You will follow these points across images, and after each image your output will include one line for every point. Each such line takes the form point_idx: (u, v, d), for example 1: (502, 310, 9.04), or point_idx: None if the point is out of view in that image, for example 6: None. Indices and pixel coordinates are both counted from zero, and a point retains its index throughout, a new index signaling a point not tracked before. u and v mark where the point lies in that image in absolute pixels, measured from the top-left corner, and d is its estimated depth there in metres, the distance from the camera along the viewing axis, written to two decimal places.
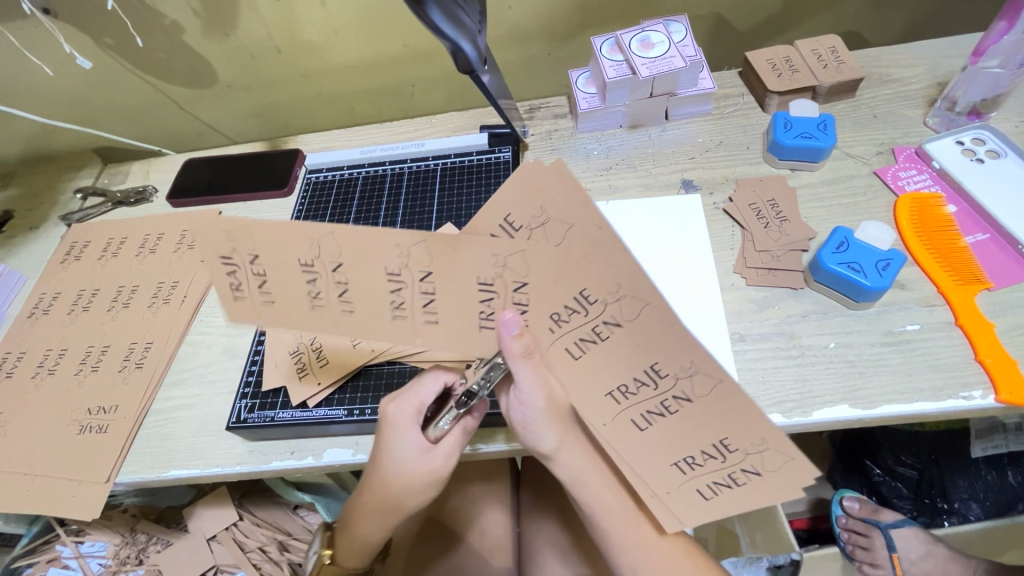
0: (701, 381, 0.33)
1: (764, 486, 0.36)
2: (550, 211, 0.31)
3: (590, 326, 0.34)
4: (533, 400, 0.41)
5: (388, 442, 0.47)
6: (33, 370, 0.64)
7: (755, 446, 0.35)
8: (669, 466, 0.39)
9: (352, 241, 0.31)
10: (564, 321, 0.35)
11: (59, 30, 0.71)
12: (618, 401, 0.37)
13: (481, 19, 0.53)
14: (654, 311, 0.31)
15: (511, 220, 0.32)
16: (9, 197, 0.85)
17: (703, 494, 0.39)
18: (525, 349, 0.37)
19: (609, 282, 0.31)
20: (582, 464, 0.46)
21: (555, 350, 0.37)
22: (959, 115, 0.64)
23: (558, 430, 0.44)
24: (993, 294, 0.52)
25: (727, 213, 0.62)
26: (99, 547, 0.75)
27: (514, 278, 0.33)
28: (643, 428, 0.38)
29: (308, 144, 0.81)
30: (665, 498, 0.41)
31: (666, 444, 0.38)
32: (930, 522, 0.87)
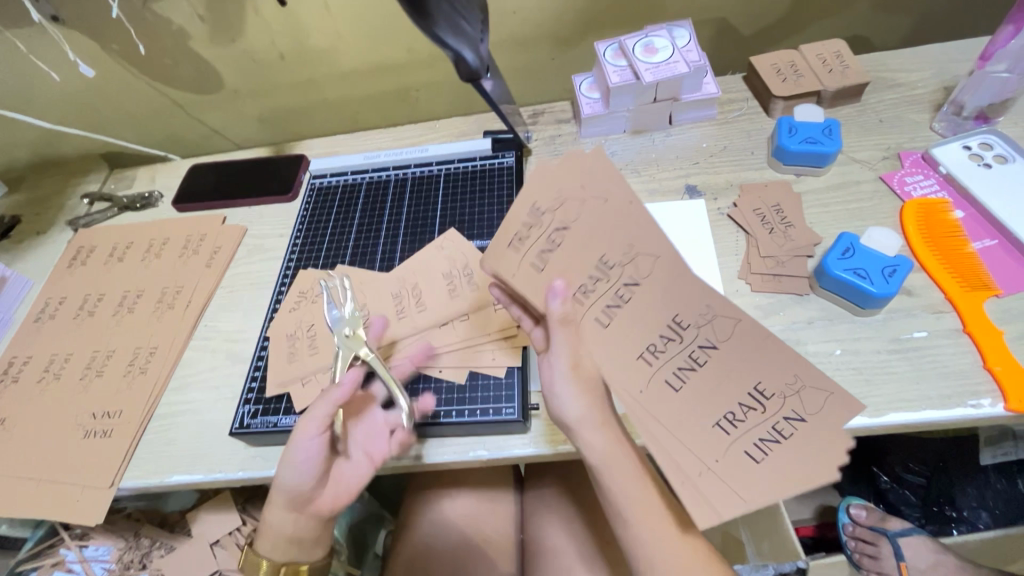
0: (719, 323, 0.39)
1: (813, 441, 0.37)
2: (586, 188, 0.41)
3: (614, 288, 0.41)
4: (561, 359, 0.43)
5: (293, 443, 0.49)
6: (39, 375, 0.65)
7: (786, 385, 0.38)
8: (707, 429, 0.39)
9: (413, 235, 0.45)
10: (592, 289, 0.42)
11: (66, 36, 0.72)
12: (648, 361, 0.40)
13: (484, 28, 0.54)
14: (663, 263, 0.40)
15: (536, 205, 0.43)
16: (17, 202, 0.86)
17: (752, 458, 0.38)
18: (565, 314, 0.42)
19: (625, 241, 0.41)
20: (612, 449, 0.44)
21: (588, 322, 0.42)
22: (966, 119, 0.64)
23: (591, 401, 0.44)
24: (1001, 301, 0.52)
25: (732, 219, 0.62)
26: (103, 551, 0.76)
27: (560, 221, 0.43)
28: (677, 389, 0.40)
29: (313, 150, 0.82)
30: (700, 478, 0.38)
31: (701, 406, 0.39)
32: (939, 530, 0.85)
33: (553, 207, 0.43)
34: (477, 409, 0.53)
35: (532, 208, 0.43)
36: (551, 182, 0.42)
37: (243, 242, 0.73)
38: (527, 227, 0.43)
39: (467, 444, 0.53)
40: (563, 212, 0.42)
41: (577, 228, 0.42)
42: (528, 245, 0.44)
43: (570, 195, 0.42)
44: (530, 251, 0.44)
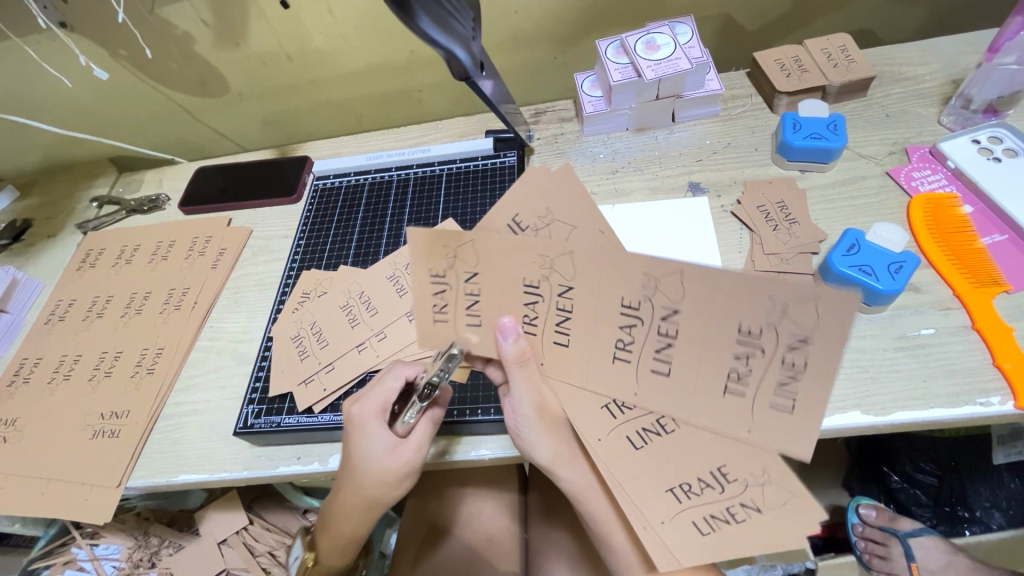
0: (668, 286, 0.34)
1: (772, 491, 0.37)
2: (553, 212, 0.39)
3: (555, 306, 0.38)
4: (523, 407, 0.43)
5: (355, 444, 0.47)
6: (49, 375, 0.66)
7: (751, 472, 0.37)
8: (665, 492, 0.39)
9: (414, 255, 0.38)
10: (537, 318, 0.39)
11: (73, 42, 0.73)
12: (613, 415, 0.40)
13: (475, 26, 0.54)
14: (580, 257, 0.36)
15: (519, 219, 0.39)
16: (27, 206, 0.87)
17: (701, 529, 0.39)
18: (519, 356, 0.40)
19: (537, 258, 0.36)
20: (586, 477, 0.45)
21: (547, 352, 0.40)
22: (975, 113, 0.63)
23: (551, 439, 0.45)
24: (1011, 297, 0.51)
25: (735, 216, 0.61)
26: (113, 549, 0.77)
27: (465, 270, 0.38)
28: (638, 444, 0.40)
29: (317, 151, 0.82)
30: (660, 529, 0.39)
31: (666, 463, 0.39)
32: (950, 531, 0.84)
33: (450, 265, 0.38)
34: (478, 407, 0.53)
35: (446, 249, 0.37)
36: (513, 205, 0.39)
37: (248, 244, 0.74)
38: (439, 295, 0.39)
39: (468, 444, 0.53)
40: (462, 263, 0.37)
41: (514, 257, 0.37)
42: (452, 310, 0.39)
43: (559, 211, 0.39)
44: (458, 314, 0.39)
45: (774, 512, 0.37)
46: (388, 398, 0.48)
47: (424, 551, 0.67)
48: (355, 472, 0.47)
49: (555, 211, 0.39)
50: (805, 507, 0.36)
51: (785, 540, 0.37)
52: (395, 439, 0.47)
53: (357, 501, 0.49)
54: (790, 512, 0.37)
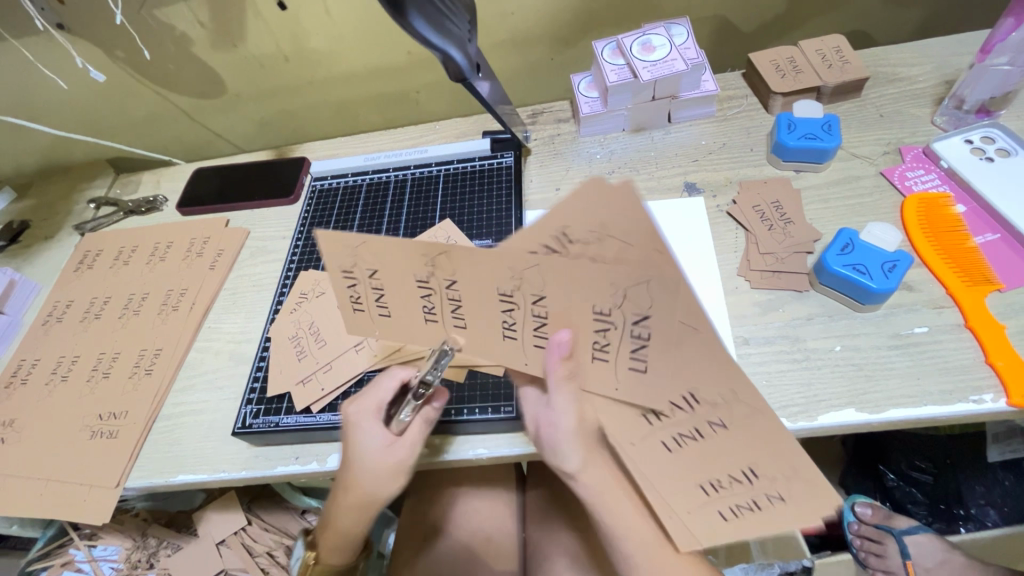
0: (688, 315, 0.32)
1: (798, 486, 0.37)
2: (609, 227, 0.31)
3: (629, 333, 0.35)
4: (563, 419, 0.42)
5: (354, 440, 0.48)
6: (47, 376, 0.66)
7: (782, 471, 0.37)
8: (694, 486, 0.40)
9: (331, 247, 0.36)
10: (608, 344, 0.36)
11: (72, 43, 0.73)
12: (651, 423, 0.39)
13: (471, 28, 0.54)
14: (659, 289, 0.32)
15: (568, 234, 0.32)
16: (24, 208, 0.87)
17: (724, 516, 0.39)
18: (567, 372, 0.39)
19: (608, 286, 0.33)
20: (608, 478, 0.46)
21: (593, 365, 0.38)
22: (967, 113, 0.63)
23: (585, 447, 0.44)
24: (1004, 295, 0.51)
25: (730, 215, 0.62)
26: (111, 550, 0.77)
27: (532, 293, 0.35)
28: (670, 450, 0.39)
29: (315, 152, 0.82)
30: (685, 517, 0.41)
31: (699, 463, 0.39)
32: (946, 529, 0.83)
33: (355, 262, 0.37)
34: (477, 407, 0.53)
35: (510, 272, 0.34)
36: (563, 216, 0.32)
37: (246, 244, 0.74)
38: (351, 290, 0.39)
39: (465, 442, 0.53)
40: (363, 262, 0.37)
41: (489, 267, 0.34)
42: (519, 328, 0.38)
43: (616, 231, 0.31)
44: (526, 334, 0.38)
45: (797, 503, 0.37)
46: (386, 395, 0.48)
47: (422, 551, 0.67)
48: (350, 467, 0.48)
49: (612, 226, 0.31)
50: (826, 504, 0.36)
51: (802, 525, 0.38)
52: (391, 437, 0.47)
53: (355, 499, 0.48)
54: (817, 506, 0.37)
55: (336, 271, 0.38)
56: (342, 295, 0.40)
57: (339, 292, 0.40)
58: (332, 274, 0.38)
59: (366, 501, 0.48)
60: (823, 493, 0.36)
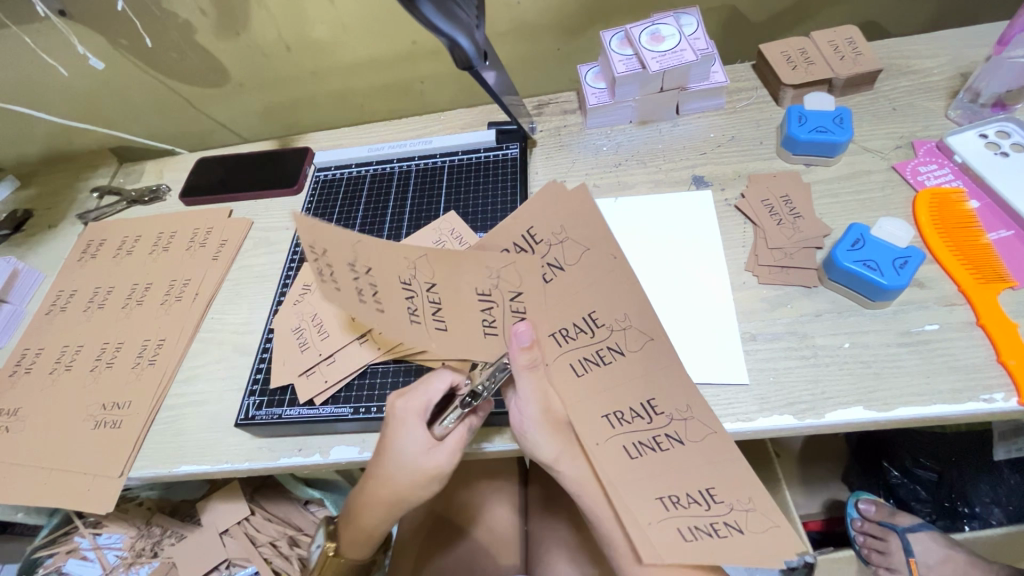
0: (632, 333, 0.38)
1: (754, 518, 0.38)
2: (568, 230, 0.37)
3: (597, 347, 0.40)
4: (528, 407, 0.44)
5: (394, 438, 0.47)
6: (51, 366, 0.66)
7: (738, 498, 0.38)
8: (654, 499, 0.40)
9: (268, 248, 0.39)
10: (573, 336, 0.40)
11: (73, 30, 0.72)
12: (613, 423, 0.40)
13: (480, 15, 0.53)
14: (587, 283, 0.38)
15: (533, 234, 0.37)
16: (27, 197, 0.87)
17: (684, 536, 0.39)
18: (530, 361, 0.41)
19: (584, 307, 0.39)
20: (584, 476, 0.45)
21: (559, 366, 0.41)
22: (983, 107, 0.62)
23: (556, 440, 0.45)
24: (1016, 293, 0.50)
25: (739, 210, 0.61)
26: (116, 538, 0.78)
27: (509, 290, 0.39)
28: (634, 454, 0.40)
29: (318, 143, 0.82)
30: (647, 528, 0.40)
31: (661, 473, 0.40)
32: (950, 526, 0.85)
33: None
34: None
35: (488, 271, 0.38)
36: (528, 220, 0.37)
37: (249, 235, 0.74)
38: None
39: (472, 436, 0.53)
40: (353, 260, 0.39)
41: (467, 266, 0.38)
42: (500, 326, 0.41)
43: (575, 231, 0.37)
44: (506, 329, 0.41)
45: (754, 536, 0.38)
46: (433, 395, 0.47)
47: (424, 544, 0.67)
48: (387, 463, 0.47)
49: (571, 230, 0.37)
50: (784, 538, 0.37)
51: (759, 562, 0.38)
52: (432, 440, 0.47)
53: (376, 492, 0.49)
54: (768, 539, 0.37)
55: None
56: None
57: None
58: None
59: (394, 500, 0.49)
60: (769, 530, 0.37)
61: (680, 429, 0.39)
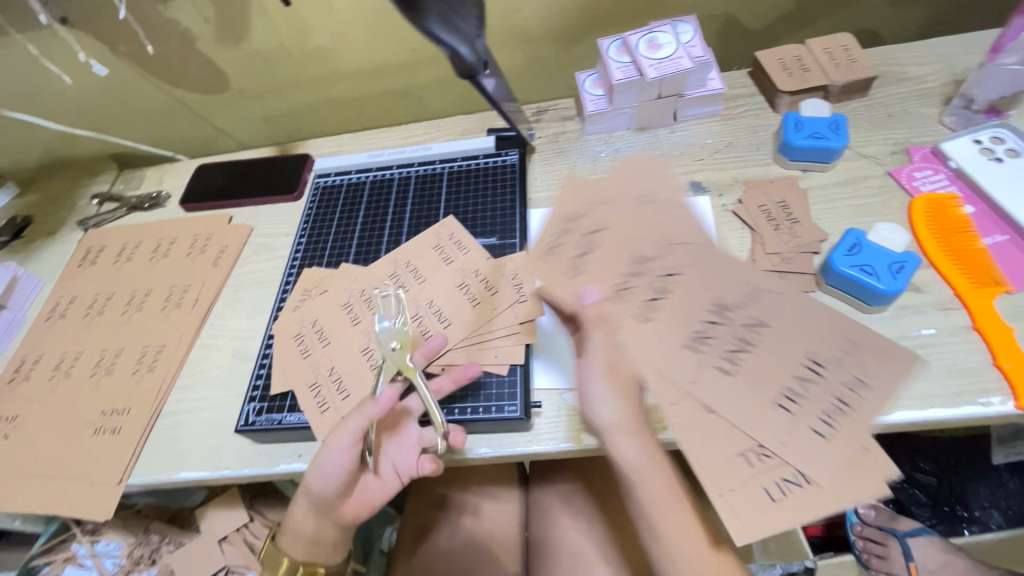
0: (775, 305, 0.51)
1: (836, 450, 0.46)
2: (642, 190, 0.55)
3: (656, 280, 0.52)
4: (591, 366, 0.48)
5: (325, 461, 0.49)
6: (50, 372, 0.66)
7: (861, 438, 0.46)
8: (736, 455, 0.47)
9: (293, 298, 0.64)
10: (662, 298, 0.51)
11: (75, 38, 0.73)
12: (690, 377, 0.49)
13: (480, 23, 0.53)
14: (619, 233, 0.53)
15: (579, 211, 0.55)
16: (27, 203, 0.87)
17: (772, 496, 0.45)
18: (600, 314, 0.50)
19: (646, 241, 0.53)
20: (639, 456, 0.46)
21: (627, 322, 0.51)
22: (976, 113, 0.63)
23: (621, 407, 0.47)
24: (1012, 297, 0.51)
25: (736, 215, 0.61)
26: (113, 546, 0.77)
27: (579, 234, 0.54)
28: (709, 410, 0.48)
29: (318, 149, 0.82)
30: (728, 499, 0.45)
31: (737, 433, 0.47)
32: (949, 531, 0.83)
33: (300, 311, 0.63)
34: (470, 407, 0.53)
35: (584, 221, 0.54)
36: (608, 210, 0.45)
37: (249, 241, 0.74)
38: (298, 343, 0.60)
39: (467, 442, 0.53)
40: (358, 279, 0.63)
41: (439, 243, 0.64)
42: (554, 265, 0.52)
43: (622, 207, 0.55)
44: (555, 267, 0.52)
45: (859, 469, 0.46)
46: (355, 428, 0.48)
47: (423, 550, 0.67)
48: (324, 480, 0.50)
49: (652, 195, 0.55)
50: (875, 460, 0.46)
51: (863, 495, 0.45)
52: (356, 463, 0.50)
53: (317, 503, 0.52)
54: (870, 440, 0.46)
55: (289, 337, 0.61)
56: (297, 352, 0.60)
57: (295, 352, 0.60)
58: (286, 341, 0.61)
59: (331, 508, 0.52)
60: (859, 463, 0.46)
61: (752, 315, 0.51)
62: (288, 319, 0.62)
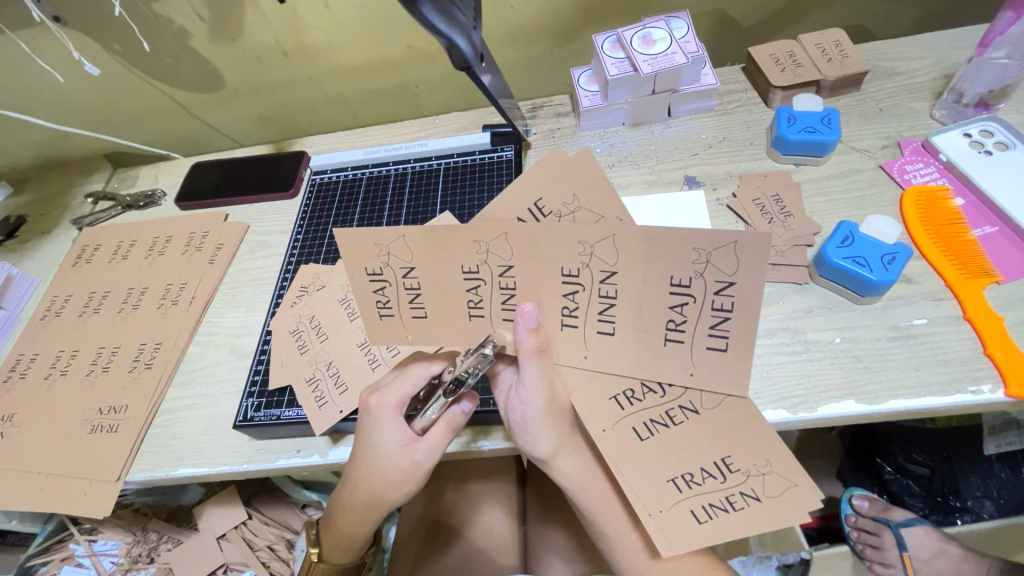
0: (721, 258, 0.35)
1: (770, 481, 0.40)
2: (579, 199, 0.40)
3: (497, 286, 0.40)
4: (533, 399, 0.42)
5: (371, 436, 0.47)
6: (46, 371, 0.65)
7: (754, 462, 0.40)
8: (667, 481, 0.41)
9: (291, 297, 0.64)
10: (576, 309, 0.40)
11: (68, 36, 0.72)
12: (622, 404, 0.42)
13: (477, 18, 0.53)
14: (515, 236, 0.37)
15: (541, 205, 0.41)
16: (21, 203, 0.87)
17: (698, 516, 0.40)
18: (538, 346, 0.40)
19: (542, 244, 0.37)
20: (582, 469, 0.46)
21: (560, 334, 0.42)
22: (966, 107, 0.64)
23: (554, 435, 0.44)
24: (1001, 287, 0.52)
25: (731, 209, 0.62)
26: (111, 545, 0.77)
27: (498, 264, 0.39)
28: (643, 436, 0.42)
29: (314, 147, 0.82)
30: (659, 518, 0.41)
31: (667, 454, 0.41)
32: (942, 521, 0.85)
33: (298, 307, 0.63)
34: None
35: (474, 244, 0.38)
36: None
37: (246, 239, 0.74)
38: (297, 337, 0.60)
39: (469, 436, 0.53)
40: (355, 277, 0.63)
41: None
42: (486, 305, 0.41)
43: (587, 200, 0.40)
44: (494, 309, 0.41)
45: (771, 500, 0.40)
46: (439, 441, 0.46)
47: (422, 543, 0.68)
48: (386, 490, 0.47)
49: (583, 199, 0.40)
50: (802, 494, 0.39)
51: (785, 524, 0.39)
52: (412, 435, 0.47)
53: (363, 497, 0.48)
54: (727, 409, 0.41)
55: (286, 334, 0.61)
56: (294, 345, 0.60)
57: (292, 344, 0.60)
58: (282, 337, 0.61)
59: (371, 501, 0.48)
60: (786, 494, 0.40)
61: (716, 276, 0.36)
62: (284, 315, 0.63)
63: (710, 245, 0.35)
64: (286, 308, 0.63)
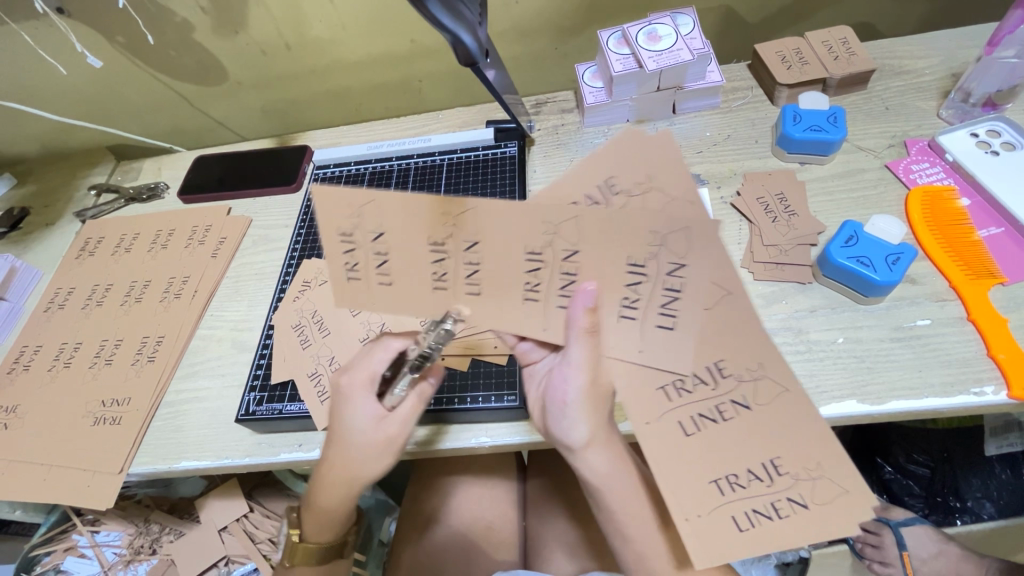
0: (676, 239, 0.34)
1: (820, 487, 0.37)
2: (656, 176, 0.35)
3: (559, 269, 0.36)
4: (577, 379, 0.41)
5: (343, 415, 0.46)
6: (50, 363, 0.66)
7: (806, 465, 0.38)
8: (709, 483, 0.39)
9: (294, 291, 0.64)
10: (638, 300, 0.37)
11: (71, 27, 0.72)
12: (670, 395, 0.39)
13: (481, 12, 0.53)
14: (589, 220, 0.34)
15: (612, 183, 0.36)
16: (24, 194, 0.87)
17: (739, 524, 0.38)
18: (591, 325, 0.38)
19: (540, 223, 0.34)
20: (612, 461, 0.45)
21: (616, 324, 0.39)
22: (974, 106, 0.63)
23: (592, 423, 0.43)
24: (1006, 289, 0.51)
25: (735, 207, 0.62)
26: (114, 536, 0.78)
27: (465, 239, 0.35)
28: (689, 432, 0.39)
29: (317, 141, 0.82)
30: (696, 524, 0.39)
31: (716, 453, 0.39)
32: (942, 521, 0.84)
33: (301, 301, 0.63)
34: (467, 397, 0.53)
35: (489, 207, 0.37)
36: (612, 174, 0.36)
37: (249, 232, 0.74)
38: (299, 331, 0.61)
39: (474, 430, 0.54)
40: None
41: None
42: (452, 279, 0.37)
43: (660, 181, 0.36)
44: (457, 284, 0.37)
45: (822, 508, 0.37)
46: (412, 413, 0.47)
47: (422, 538, 0.68)
48: (361, 467, 0.47)
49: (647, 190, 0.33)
50: (854, 504, 0.37)
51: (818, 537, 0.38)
52: (382, 411, 0.46)
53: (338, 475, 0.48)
54: (782, 407, 0.38)
55: (288, 328, 0.61)
56: (296, 339, 0.60)
57: (294, 338, 0.60)
58: (284, 332, 0.61)
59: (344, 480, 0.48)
60: (835, 503, 0.37)
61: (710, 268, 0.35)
62: (286, 309, 0.63)
63: (666, 229, 0.34)
64: (288, 305, 0.63)
